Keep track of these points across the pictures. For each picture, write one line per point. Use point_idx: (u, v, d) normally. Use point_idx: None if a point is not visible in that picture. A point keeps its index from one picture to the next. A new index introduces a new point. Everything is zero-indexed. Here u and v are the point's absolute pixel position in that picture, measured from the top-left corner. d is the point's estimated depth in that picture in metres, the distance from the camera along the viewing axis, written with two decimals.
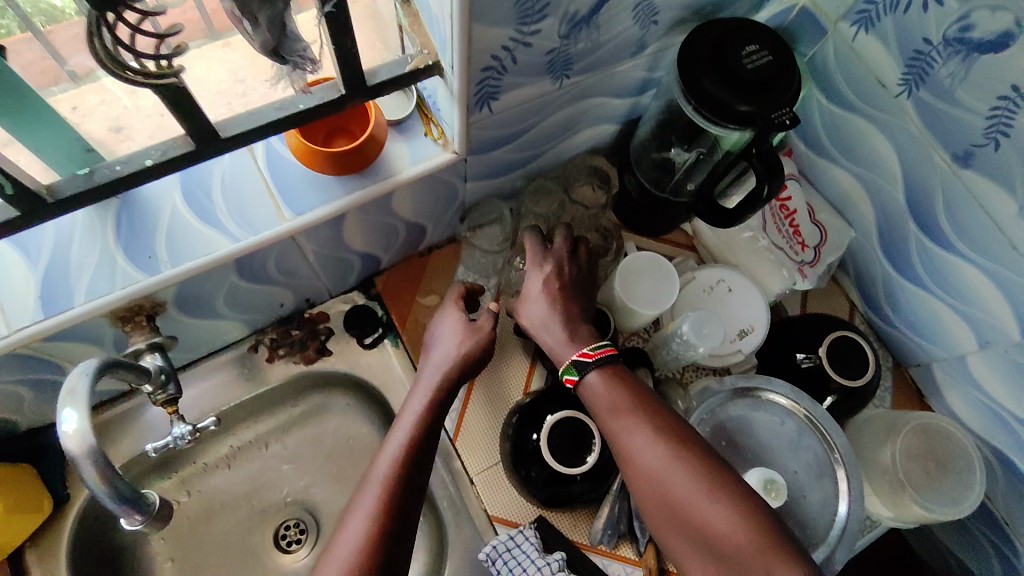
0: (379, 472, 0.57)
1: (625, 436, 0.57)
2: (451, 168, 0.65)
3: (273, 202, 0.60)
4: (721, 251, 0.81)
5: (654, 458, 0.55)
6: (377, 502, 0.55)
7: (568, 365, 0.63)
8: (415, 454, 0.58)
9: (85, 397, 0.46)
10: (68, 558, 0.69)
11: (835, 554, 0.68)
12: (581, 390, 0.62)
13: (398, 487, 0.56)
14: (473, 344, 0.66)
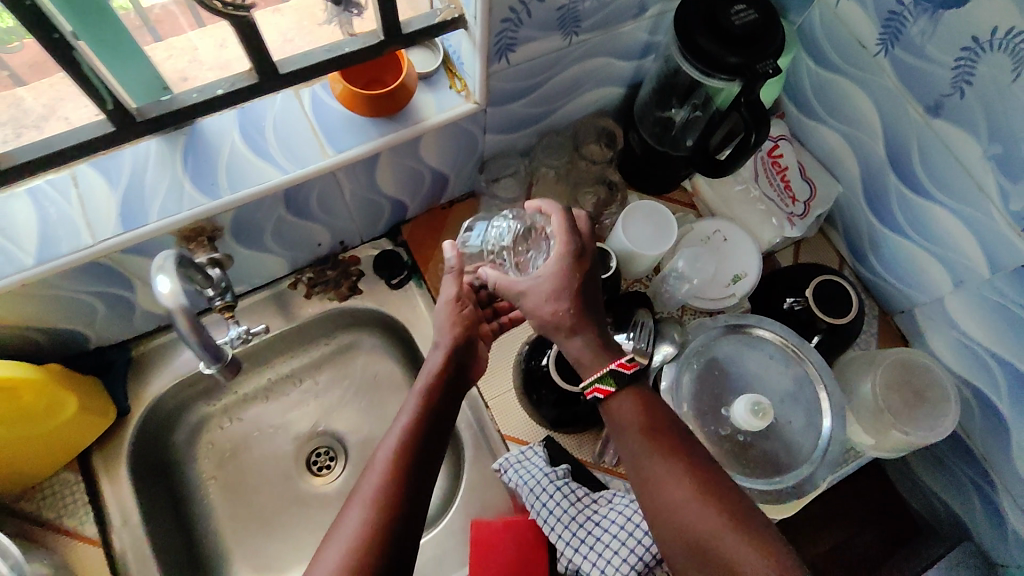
0: (378, 470, 0.58)
1: (653, 460, 0.58)
2: (472, 118, 0.73)
3: (318, 141, 0.68)
4: (720, 205, 0.88)
5: (684, 489, 0.56)
6: (378, 495, 0.56)
7: (605, 373, 0.61)
8: (415, 447, 0.60)
9: (173, 266, 0.55)
10: (128, 461, 0.78)
11: (816, 473, 0.74)
12: (607, 404, 0.62)
13: (397, 477, 0.57)
14: (458, 329, 0.71)
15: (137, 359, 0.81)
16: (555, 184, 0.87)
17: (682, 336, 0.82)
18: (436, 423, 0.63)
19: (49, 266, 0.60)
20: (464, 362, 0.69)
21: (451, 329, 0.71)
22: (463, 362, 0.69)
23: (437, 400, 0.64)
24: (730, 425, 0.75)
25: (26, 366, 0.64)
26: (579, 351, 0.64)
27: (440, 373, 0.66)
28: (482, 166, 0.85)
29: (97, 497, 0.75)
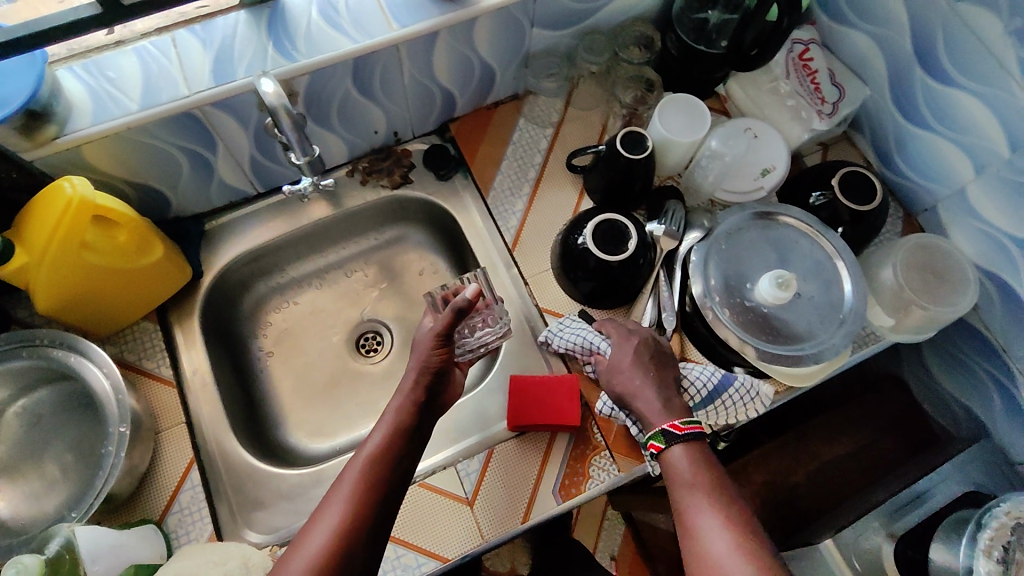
0: (355, 472, 0.63)
1: (696, 522, 0.61)
2: (522, 6, 0.79)
3: (384, 17, 0.75)
4: (749, 107, 0.93)
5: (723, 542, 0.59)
6: (354, 496, 0.61)
7: (656, 432, 0.67)
8: (392, 449, 0.65)
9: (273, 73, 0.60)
10: (200, 319, 0.85)
11: (834, 343, 0.78)
12: (663, 460, 0.67)
13: (372, 485, 0.62)
14: (433, 363, 0.71)
15: (210, 231, 0.89)
16: (596, 90, 0.95)
17: (711, 223, 0.86)
18: (412, 441, 0.67)
19: (152, 111, 0.68)
20: (439, 390, 0.72)
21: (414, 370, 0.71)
22: (441, 387, 0.72)
23: (418, 411, 0.68)
24: (755, 299, 0.80)
25: (127, 208, 0.71)
26: (648, 404, 0.70)
27: (421, 391, 0.69)
28: (525, 63, 0.91)
29: (171, 347, 0.82)
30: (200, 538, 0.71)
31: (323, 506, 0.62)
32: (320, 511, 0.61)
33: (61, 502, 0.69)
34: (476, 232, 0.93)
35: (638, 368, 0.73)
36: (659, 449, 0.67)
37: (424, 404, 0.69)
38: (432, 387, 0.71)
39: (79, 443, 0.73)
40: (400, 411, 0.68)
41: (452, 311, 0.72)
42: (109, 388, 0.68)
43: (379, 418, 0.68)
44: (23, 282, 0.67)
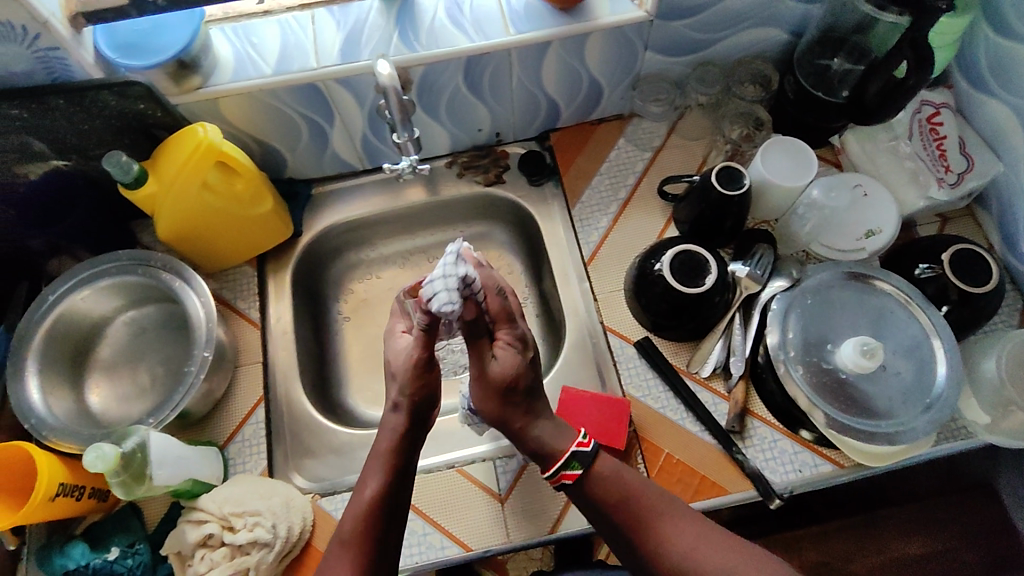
0: (352, 535, 0.62)
1: (658, 523, 0.65)
2: (638, 28, 0.80)
3: (504, 21, 0.78)
4: (864, 163, 0.88)
5: (688, 536, 0.64)
6: (355, 565, 0.61)
7: (571, 458, 0.67)
8: (393, 498, 0.64)
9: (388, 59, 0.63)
10: (291, 274, 0.92)
11: (917, 425, 0.73)
12: (581, 484, 0.67)
13: (370, 547, 0.62)
14: (415, 392, 0.65)
15: (316, 196, 0.96)
16: (703, 121, 0.93)
17: (799, 274, 0.82)
18: (403, 485, 0.65)
19: (282, 77, 0.75)
20: (426, 414, 0.67)
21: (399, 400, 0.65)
22: (427, 410, 0.67)
23: (401, 450, 0.66)
24: (834, 363, 0.76)
25: (246, 159, 0.77)
26: (541, 432, 0.68)
27: (408, 425, 0.66)
28: (634, 85, 0.92)
29: (263, 293, 0.89)
30: (254, 470, 0.78)
31: (325, 574, 0.61)
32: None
33: (145, 410, 0.78)
34: (557, 242, 0.94)
35: (512, 391, 0.66)
36: (576, 479, 0.67)
37: (412, 438, 0.66)
38: (422, 414, 0.66)
39: (172, 360, 0.82)
40: (386, 456, 0.65)
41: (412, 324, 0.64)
42: (201, 313, 0.74)
43: (368, 463, 0.65)
44: (150, 209, 0.75)
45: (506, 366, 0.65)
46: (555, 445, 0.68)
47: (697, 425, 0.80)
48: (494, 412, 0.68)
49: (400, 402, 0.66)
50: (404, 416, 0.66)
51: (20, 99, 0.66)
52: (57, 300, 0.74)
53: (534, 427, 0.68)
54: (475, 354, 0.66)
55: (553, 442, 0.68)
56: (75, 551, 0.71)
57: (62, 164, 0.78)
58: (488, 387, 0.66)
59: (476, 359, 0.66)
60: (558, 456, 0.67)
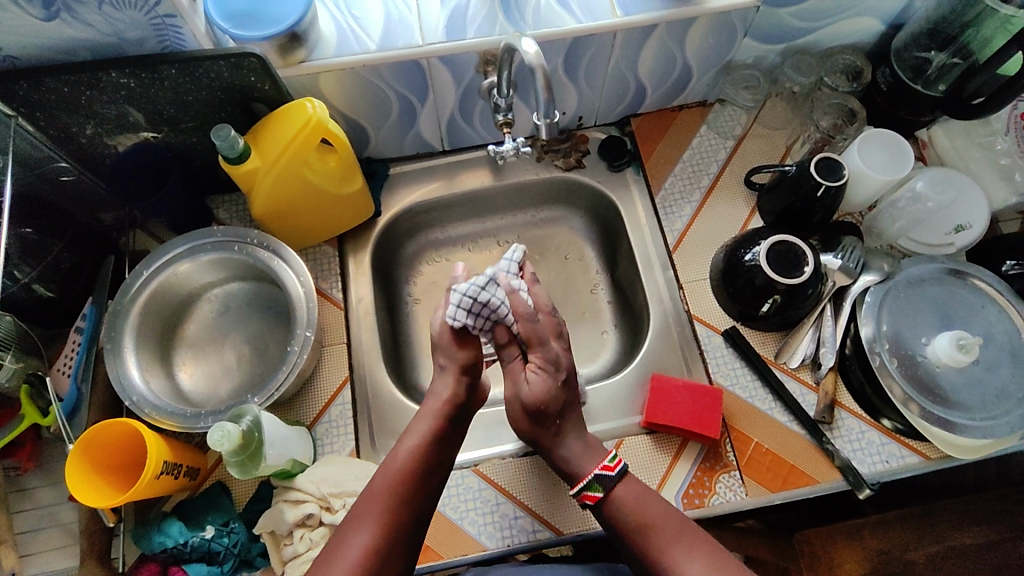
0: (384, 487, 0.63)
1: (667, 553, 0.62)
2: (743, 14, 0.79)
3: (610, 3, 0.77)
4: (953, 159, 0.88)
5: (699, 569, 0.60)
6: (384, 514, 0.61)
7: (591, 480, 0.66)
8: (427, 461, 0.65)
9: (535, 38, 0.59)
10: (370, 254, 0.91)
11: (1009, 420, 0.74)
12: (603, 507, 0.66)
13: (399, 504, 0.62)
14: (467, 359, 0.68)
15: (393, 176, 0.95)
16: (787, 112, 0.94)
17: (891, 268, 0.83)
18: (440, 451, 0.67)
19: (387, 53, 0.73)
20: (475, 390, 0.70)
21: (451, 368, 0.68)
22: (474, 386, 0.70)
23: (447, 420, 0.67)
24: (928, 356, 0.77)
25: (344, 138, 0.76)
26: (569, 451, 0.68)
27: (456, 394, 0.68)
28: (724, 72, 0.91)
29: (344, 272, 0.89)
30: (343, 450, 0.77)
31: (351, 521, 0.61)
32: (348, 527, 0.61)
33: (234, 388, 0.78)
34: (638, 228, 0.92)
35: (541, 416, 0.66)
36: (597, 500, 0.66)
37: (458, 411, 0.68)
38: (471, 385, 0.69)
39: (256, 338, 0.81)
40: (431, 420, 0.67)
41: (446, 327, 0.67)
42: (301, 294, 0.74)
43: (410, 426, 0.68)
44: (247, 186, 0.74)
45: (535, 390, 0.65)
46: (581, 467, 0.67)
47: (785, 415, 0.80)
48: (530, 431, 0.68)
49: (450, 368, 0.68)
50: (457, 386, 0.68)
51: (131, 68, 0.65)
52: (158, 270, 0.74)
53: (562, 446, 0.68)
54: (506, 376, 0.67)
55: (580, 463, 0.68)
56: (172, 529, 0.70)
57: (150, 137, 0.76)
58: (521, 407, 0.67)
59: (511, 379, 0.68)
60: (582, 477, 0.67)
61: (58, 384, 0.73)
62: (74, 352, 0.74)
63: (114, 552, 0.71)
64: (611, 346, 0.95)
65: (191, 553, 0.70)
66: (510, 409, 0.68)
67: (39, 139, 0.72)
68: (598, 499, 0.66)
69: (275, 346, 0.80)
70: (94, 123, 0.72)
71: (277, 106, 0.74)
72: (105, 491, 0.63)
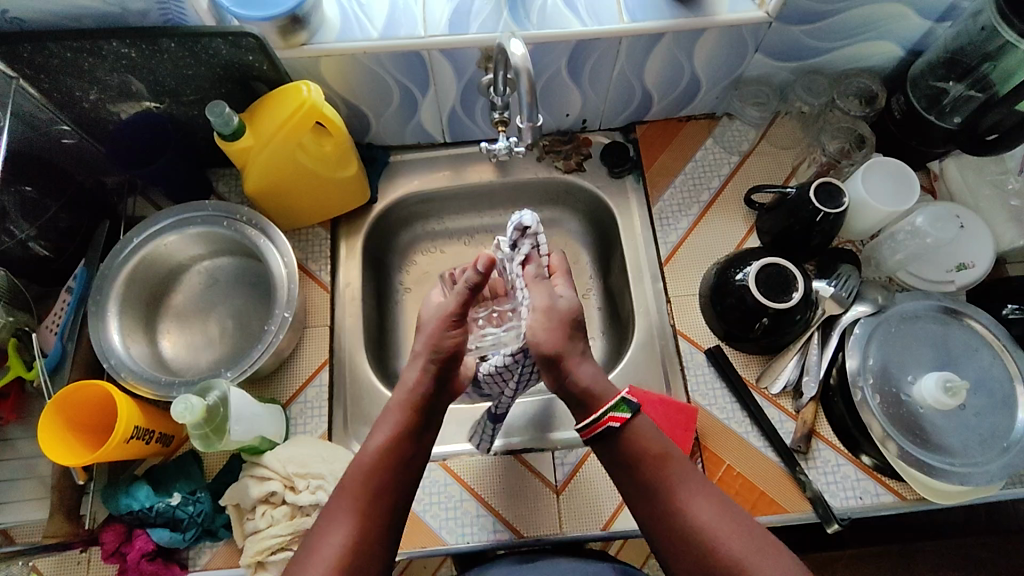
0: (356, 485, 0.61)
1: (684, 489, 0.60)
2: (754, 30, 0.78)
3: (618, 9, 0.77)
4: (963, 194, 0.85)
5: (712, 513, 0.59)
6: (355, 512, 0.59)
7: (620, 400, 0.62)
8: (400, 451, 0.63)
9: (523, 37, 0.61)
10: (363, 239, 0.92)
11: (991, 470, 0.71)
12: (620, 432, 0.62)
13: (373, 500, 0.60)
14: (443, 351, 0.65)
15: (394, 164, 0.95)
16: (797, 131, 0.92)
17: (884, 301, 0.80)
18: (415, 443, 0.64)
19: (389, 42, 0.73)
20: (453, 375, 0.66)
21: (421, 356, 0.65)
22: (448, 379, 0.66)
23: (422, 408, 0.65)
24: (912, 396, 0.75)
25: (341, 122, 0.77)
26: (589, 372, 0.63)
27: (433, 381, 0.65)
28: (734, 87, 0.90)
29: (335, 256, 0.89)
30: (314, 432, 0.78)
31: (322, 521, 0.60)
32: (321, 527, 0.60)
33: (213, 361, 0.80)
34: (633, 238, 0.92)
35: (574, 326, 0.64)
36: (622, 422, 0.61)
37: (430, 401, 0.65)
38: (444, 373, 0.65)
39: (240, 313, 0.82)
40: (401, 410, 0.64)
41: (466, 289, 0.65)
42: (285, 274, 0.75)
43: (381, 416, 0.65)
44: (242, 162, 0.75)
45: (569, 301, 0.65)
46: (604, 392, 0.63)
47: (760, 440, 0.78)
48: (557, 343, 0.62)
49: (421, 359, 0.66)
50: (426, 372, 0.65)
51: (132, 38, 0.67)
52: (143, 242, 0.76)
53: (582, 367, 0.63)
54: (540, 287, 0.65)
55: (600, 386, 0.63)
56: (140, 492, 0.71)
57: (153, 107, 0.78)
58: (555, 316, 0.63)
59: (543, 292, 0.65)
60: (606, 399, 0.62)
61: (43, 340, 0.74)
62: (63, 310, 0.75)
63: (83, 509, 0.72)
64: (596, 352, 0.94)
65: (156, 518, 0.70)
66: (534, 326, 0.62)
67: (41, 102, 0.73)
68: (623, 422, 0.62)
69: (258, 323, 0.82)
70: (98, 89, 0.74)
71: (276, 86, 0.76)
72: (76, 452, 0.65)
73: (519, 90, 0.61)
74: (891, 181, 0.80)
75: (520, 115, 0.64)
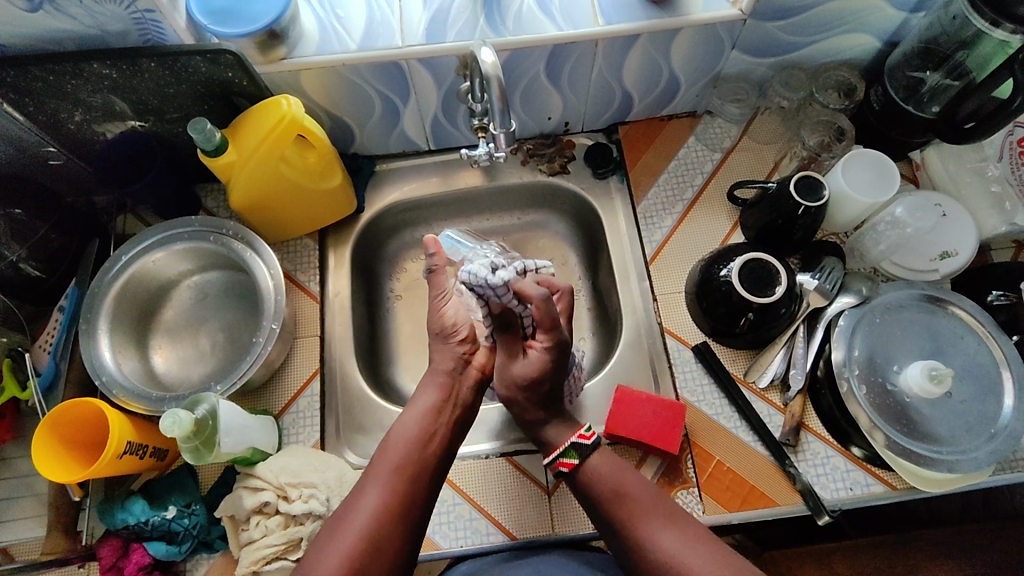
0: (394, 452, 0.66)
1: (643, 524, 0.64)
2: (729, 27, 0.78)
3: (593, 12, 0.77)
4: (944, 182, 0.86)
5: (672, 539, 0.62)
6: (390, 478, 0.64)
7: (567, 447, 0.69)
8: (429, 427, 0.68)
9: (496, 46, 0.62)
10: (351, 248, 0.92)
11: (979, 457, 0.71)
12: (574, 476, 0.68)
13: (410, 466, 0.66)
14: (444, 330, 0.74)
15: (379, 173, 0.96)
16: (778, 126, 0.93)
17: (869, 292, 0.81)
18: (447, 421, 0.69)
19: (367, 54, 0.74)
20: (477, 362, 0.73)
21: (439, 340, 0.74)
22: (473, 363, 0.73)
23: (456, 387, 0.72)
24: (898, 385, 0.75)
25: (323, 134, 0.78)
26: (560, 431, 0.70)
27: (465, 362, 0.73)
28: (714, 84, 0.91)
29: (323, 266, 0.90)
30: (307, 441, 0.79)
31: (361, 487, 0.65)
32: (358, 491, 0.64)
33: (206, 374, 0.81)
34: (618, 238, 0.92)
35: (529, 391, 0.69)
36: (571, 466, 0.68)
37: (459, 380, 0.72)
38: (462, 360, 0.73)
39: (231, 326, 0.83)
40: (434, 390, 0.71)
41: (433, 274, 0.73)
42: (272, 286, 0.76)
43: (416, 395, 0.71)
44: (226, 178, 0.76)
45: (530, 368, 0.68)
46: (557, 438, 0.71)
47: (750, 434, 0.79)
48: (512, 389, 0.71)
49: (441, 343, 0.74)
50: (450, 355, 0.72)
51: (113, 60, 0.68)
52: (131, 259, 0.77)
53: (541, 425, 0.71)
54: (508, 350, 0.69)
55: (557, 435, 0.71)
56: (136, 507, 0.71)
57: (137, 125, 0.79)
58: (508, 381, 0.69)
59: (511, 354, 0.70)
60: (557, 446, 0.69)
61: (37, 359, 0.76)
62: (55, 329, 0.76)
63: (80, 525, 0.73)
64: (587, 353, 0.94)
65: (152, 532, 0.71)
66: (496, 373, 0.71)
67: (28, 125, 0.74)
68: (573, 467, 0.68)
69: (248, 335, 0.83)
70: (82, 111, 0.75)
71: (258, 101, 0.77)
72: (71, 468, 0.66)
73: (493, 98, 0.61)
74: (871, 172, 0.81)
75: (495, 122, 0.65)
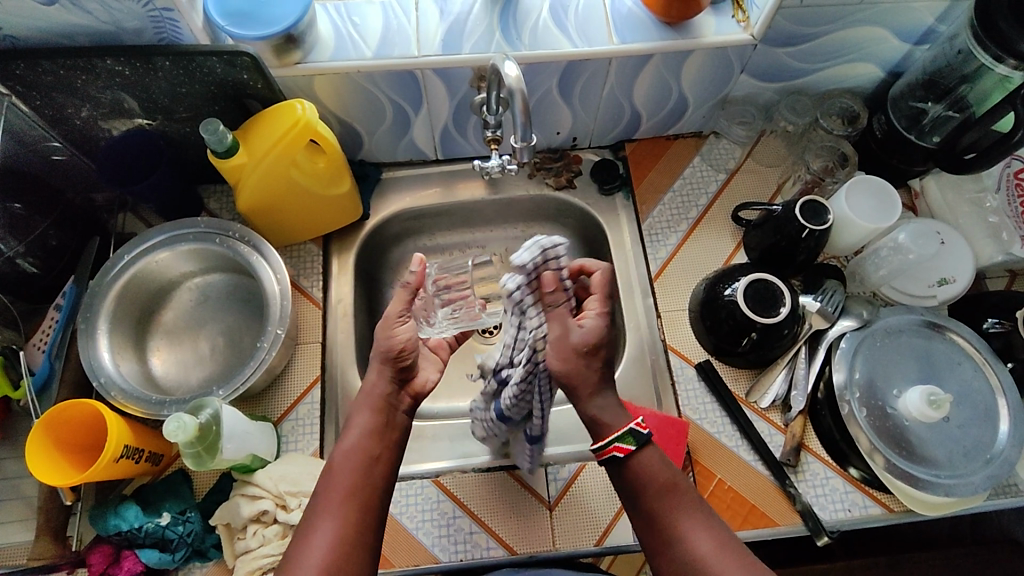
0: (339, 482, 0.59)
1: (684, 519, 0.60)
2: (740, 51, 0.80)
3: (608, 31, 0.78)
4: (942, 211, 0.88)
5: (709, 542, 0.59)
6: (342, 513, 0.58)
7: (626, 432, 0.60)
8: (372, 448, 0.62)
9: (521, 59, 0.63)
10: (355, 255, 0.92)
11: (975, 481, 0.73)
12: (627, 463, 0.61)
13: (359, 496, 0.59)
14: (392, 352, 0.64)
15: (385, 181, 0.96)
16: (781, 149, 0.94)
17: (870, 315, 0.81)
18: (387, 439, 0.63)
19: (382, 61, 0.74)
20: (407, 377, 0.66)
21: (376, 361, 0.65)
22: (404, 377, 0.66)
23: (387, 407, 0.64)
24: (898, 408, 0.76)
25: (335, 140, 0.77)
26: None
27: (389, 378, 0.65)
28: (721, 106, 0.92)
29: (327, 271, 0.89)
30: (306, 449, 0.78)
31: (311, 519, 0.58)
32: (307, 529, 0.57)
33: (203, 378, 0.79)
34: (623, 253, 0.93)
35: (591, 359, 0.60)
36: (627, 453, 0.60)
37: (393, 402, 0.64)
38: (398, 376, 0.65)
39: (231, 330, 0.82)
40: (371, 411, 0.63)
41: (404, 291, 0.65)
42: (278, 290, 0.75)
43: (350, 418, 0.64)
44: (235, 179, 0.75)
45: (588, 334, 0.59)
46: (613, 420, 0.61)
47: (751, 453, 0.79)
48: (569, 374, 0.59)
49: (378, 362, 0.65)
50: (384, 375, 0.65)
51: (126, 56, 0.67)
52: (134, 260, 0.76)
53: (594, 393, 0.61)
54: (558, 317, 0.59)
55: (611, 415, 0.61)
56: (129, 513, 0.70)
57: (145, 124, 0.78)
58: (568, 351, 0.58)
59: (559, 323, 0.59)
60: (615, 428, 0.60)
61: (30, 358, 0.73)
62: (51, 327, 0.75)
63: (69, 530, 0.70)
64: None
65: (145, 539, 0.70)
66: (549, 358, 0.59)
67: (33, 119, 0.73)
68: (628, 453, 0.61)
69: (249, 339, 0.81)
70: (89, 107, 0.74)
71: (269, 104, 0.77)
72: (66, 472, 0.64)
73: (514, 111, 0.62)
74: (870, 197, 0.82)
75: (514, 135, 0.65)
